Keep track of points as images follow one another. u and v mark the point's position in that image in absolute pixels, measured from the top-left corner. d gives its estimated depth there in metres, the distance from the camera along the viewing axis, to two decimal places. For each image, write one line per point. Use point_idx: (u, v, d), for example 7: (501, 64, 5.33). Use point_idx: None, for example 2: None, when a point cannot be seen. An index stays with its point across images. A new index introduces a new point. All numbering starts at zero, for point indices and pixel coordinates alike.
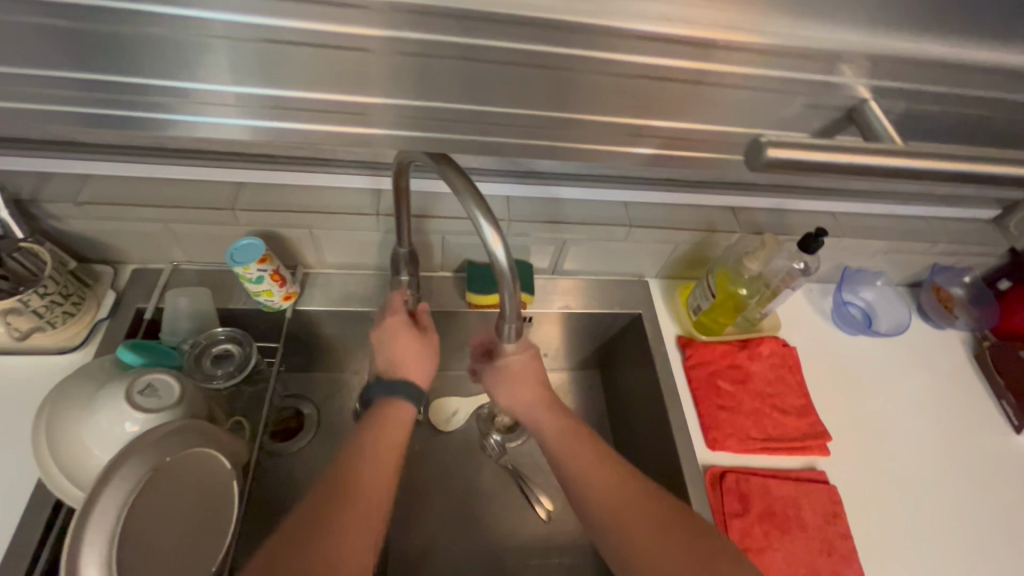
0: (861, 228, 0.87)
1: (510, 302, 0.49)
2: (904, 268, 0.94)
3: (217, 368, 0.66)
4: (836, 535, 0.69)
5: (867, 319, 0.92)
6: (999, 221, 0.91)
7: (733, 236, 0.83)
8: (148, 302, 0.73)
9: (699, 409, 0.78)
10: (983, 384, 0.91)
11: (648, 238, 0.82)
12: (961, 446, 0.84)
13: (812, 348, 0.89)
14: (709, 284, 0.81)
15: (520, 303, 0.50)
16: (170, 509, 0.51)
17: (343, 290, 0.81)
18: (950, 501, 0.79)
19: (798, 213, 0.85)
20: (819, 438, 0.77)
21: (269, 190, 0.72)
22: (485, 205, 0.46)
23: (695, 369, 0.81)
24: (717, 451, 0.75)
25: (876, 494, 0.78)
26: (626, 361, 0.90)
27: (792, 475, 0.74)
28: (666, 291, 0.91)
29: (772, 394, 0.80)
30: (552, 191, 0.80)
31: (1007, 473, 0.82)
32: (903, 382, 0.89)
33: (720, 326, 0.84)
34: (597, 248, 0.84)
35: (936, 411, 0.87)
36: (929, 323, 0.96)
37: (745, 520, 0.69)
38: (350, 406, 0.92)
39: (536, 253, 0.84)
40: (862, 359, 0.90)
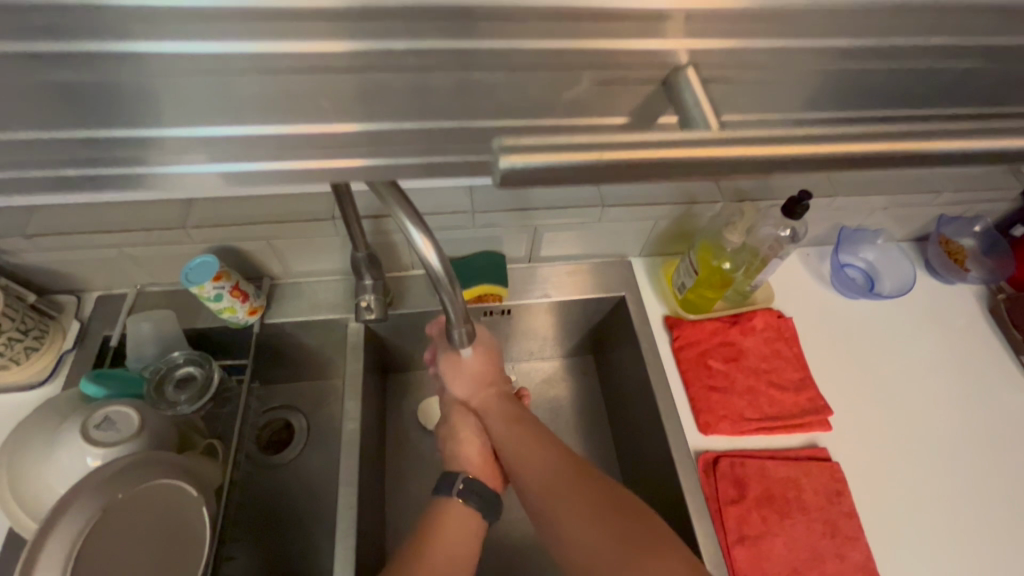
0: (854, 185, 0.81)
1: (453, 306, 0.46)
2: (907, 222, 0.88)
3: (180, 394, 0.65)
4: (840, 515, 0.65)
5: (869, 281, 0.87)
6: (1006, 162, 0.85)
7: (715, 206, 0.78)
8: (113, 329, 0.72)
9: (689, 392, 0.74)
10: (1000, 340, 0.85)
11: (625, 216, 0.78)
12: (976, 407, 0.79)
13: (811, 317, 0.84)
14: (691, 260, 0.76)
15: (466, 306, 0.47)
16: (131, 545, 0.50)
17: (313, 299, 0.79)
18: (966, 469, 0.74)
19: (784, 174, 0.79)
20: (819, 413, 0.73)
21: (220, 204, 0.70)
22: (413, 209, 0.42)
23: (684, 351, 0.77)
24: (710, 435, 0.71)
25: (885, 467, 0.73)
26: (615, 346, 0.86)
27: (791, 454, 0.70)
28: (651, 270, 0.86)
29: (767, 370, 0.76)
30: (518, 177, 0.75)
31: None
32: (910, 344, 0.84)
33: (708, 303, 0.79)
34: (572, 232, 0.80)
35: (948, 373, 0.82)
36: (938, 279, 0.90)
37: (741, 506, 0.65)
38: (338, 414, 0.91)
39: (509, 244, 0.80)
40: (866, 325, 0.85)
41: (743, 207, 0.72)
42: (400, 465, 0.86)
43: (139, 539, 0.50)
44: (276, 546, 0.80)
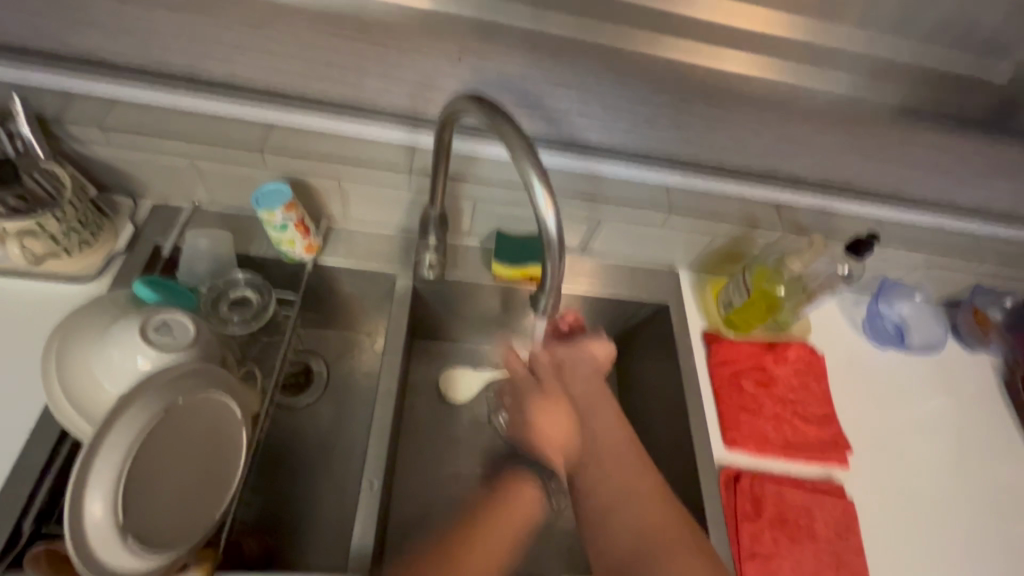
0: (907, 238, 0.83)
1: (551, 273, 0.47)
2: (945, 285, 0.90)
3: (233, 314, 0.65)
4: (847, 549, 0.67)
5: (899, 334, 0.89)
6: None
7: (773, 234, 0.79)
8: (166, 238, 0.71)
9: (719, 408, 0.76)
10: (1012, 413, 0.87)
11: (686, 226, 0.79)
12: (982, 473, 0.82)
13: (839, 357, 0.87)
14: (744, 280, 0.78)
15: (562, 276, 0.48)
16: (180, 452, 0.50)
17: (366, 248, 0.79)
18: (963, 528, 0.77)
19: (843, 216, 0.81)
20: (839, 449, 0.75)
21: (297, 134, 0.69)
22: (540, 168, 0.43)
23: (719, 367, 0.79)
24: (734, 452, 0.73)
25: (888, 511, 0.76)
26: (646, 351, 0.87)
27: (808, 483, 0.72)
28: (696, 284, 0.88)
29: (795, 401, 0.78)
30: (595, 166, 0.75)
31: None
32: (928, 401, 0.86)
33: (750, 326, 0.81)
34: (630, 232, 0.81)
35: (959, 435, 0.85)
36: (961, 345, 0.93)
37: (757, 524, 0.67)
38: (360, 368, 0.90)
39: (567, 231, 0.81)
40: (889, 375, 0.87)
41: (812, 239, 0.73)
42: (414, 428, 0.87)
43: (201, 433, 0.52)
44: (282, 487, 0.79)
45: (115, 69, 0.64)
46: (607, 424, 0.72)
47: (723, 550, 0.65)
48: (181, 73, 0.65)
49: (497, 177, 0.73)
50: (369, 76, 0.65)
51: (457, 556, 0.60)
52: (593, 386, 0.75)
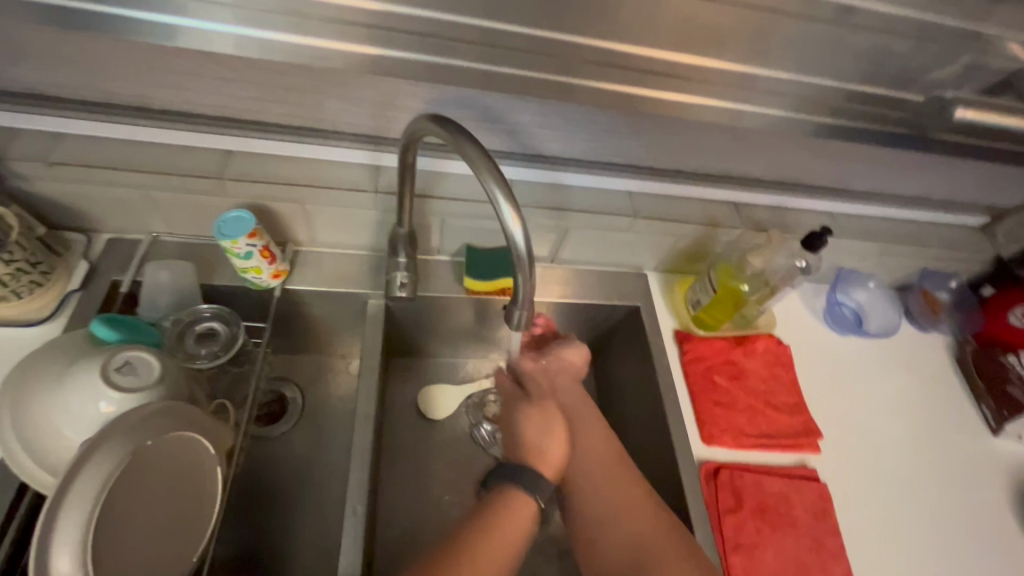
0: (858, 229, 0.87)
1: (523, 286, 0.48)
2: (896, 271, 0.95)
3: (200, 348, 0.63)
4: (825, 532, 0.70)
5: (857, 319, 0.93)
6: (985, 229, 0.93)
7: (734, 231, 0.82)
8: (124, 274, 0.68)
9: (695, 404, 0.78)
10: (965, 388, 0.92)
11: (651, 229, 0.81)
12: (943, 446, 0.86)
13: (804, 347, 0.90)
14: (710, 279, 0.80)
15: (534, 289, 0.49)
16: (150, 498, 0.48)
17: (335, 270, 0.78)
18: (930, 501, 0.81)
19: (798, 212, 0.85)
20: (810, 436, 0.78)
21: (257, 159, 0.68)
22: (504, 184, 0.44)
23: (692, 364, 0.81)
24: (712, 447, 0.75)
25: (860, 490, 0.79)
26: (622, 354, 0.89)
27: (784, 471, 0.74)
28: (664, 284, 0.90)
29: (766, 392, 0.80)
30: (558, 177, 0.77)
31: (985, 475, 0.84)
32: (889, 382, 0.91)
33: (719, 323, 0.83)
34: (598, 238, 0.82)
35: (919, 413, 0.89)
36: (915, 327, 0.98)
37: (739, 516, 0.69)
38: (337, 392, 0.88)
39: (536, 240, 0.82)
40: (852, 361, 0.91)
41: (768, 235, 0.78)
42: (396, 449, 0.86)
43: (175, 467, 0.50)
44: (261, 520, 0.77)
45: (58, 102, 0.62)
46: (594, 432, 0.73)
47: (708, 544, 0.66)
48: (130, 104, 0.63)
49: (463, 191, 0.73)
50: (327, 99, 0.64)
51: (463, 552, 0.57)
52: (576, 393, 0.77)
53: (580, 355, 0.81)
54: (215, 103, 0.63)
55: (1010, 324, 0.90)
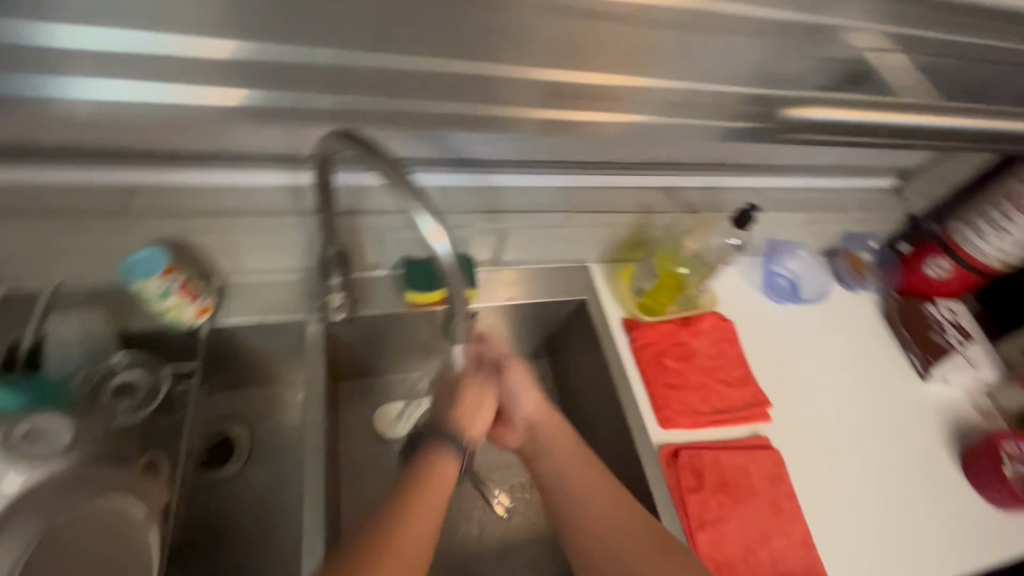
0: (782, 202, 0.91)
1: (458, 298, 0.48)
2: (823, 237, 1.00)
3: (116, 403, 0.61)
4: (783, 497, 0.72)
5: (793, 288, 0.97)
6: (894, 190, 1.00)
7: (669, 216, 0.84)
8: (23, 330, 0.61)
9: (649, 389, 0.79)
10: (894, 341, 0.97)
11: (588, 222, 0.81)
12: (882, 398, 0.91)
13: (747, 319, 0.93)
14: (650, 265, 0.82)
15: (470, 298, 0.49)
16: None
17: (267, 299, 0.74)
18: (873, 450, 0.85)
19: (727, 191, 0.87)
20: (761, 406, 0.80)
21: (164, 191, 0.63)
22: (422, 197, 0.42)
23: (643, 350, 0.82)
24: (669, 430, 0.76)
25: (810, 450, 0.83)
26: (575, 347, 0.89)
27: (740, 443, 0.76)
28: (609, 273, 0.90)
29: (716, 368, 0.82)
30: (489, 180, 0.76)
31: (921, 420, 0.89)
32: (828, 344, 0.95)
33: (663, 306, 0.85)
34: (537, 236, 0.82)
35: (856, 369, 0.94)
36: (845, 288, 1.02)
37: (701, 494, 0.70)
38: (288, 422, 0.83)
39: (476, 245, 0.80)
40: (791, 327, 0.95)
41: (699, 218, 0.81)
42: (356, 476, 0.83)
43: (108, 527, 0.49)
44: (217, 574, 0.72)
45: None
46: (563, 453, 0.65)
47: (675, 527, 0.67)
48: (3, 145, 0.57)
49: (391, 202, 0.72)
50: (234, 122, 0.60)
51: (388, 550, 0.49)
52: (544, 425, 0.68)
53: (533, 390, 0.69)
54: (105, 135, 0.58)
55: (927, 277, 0.97)
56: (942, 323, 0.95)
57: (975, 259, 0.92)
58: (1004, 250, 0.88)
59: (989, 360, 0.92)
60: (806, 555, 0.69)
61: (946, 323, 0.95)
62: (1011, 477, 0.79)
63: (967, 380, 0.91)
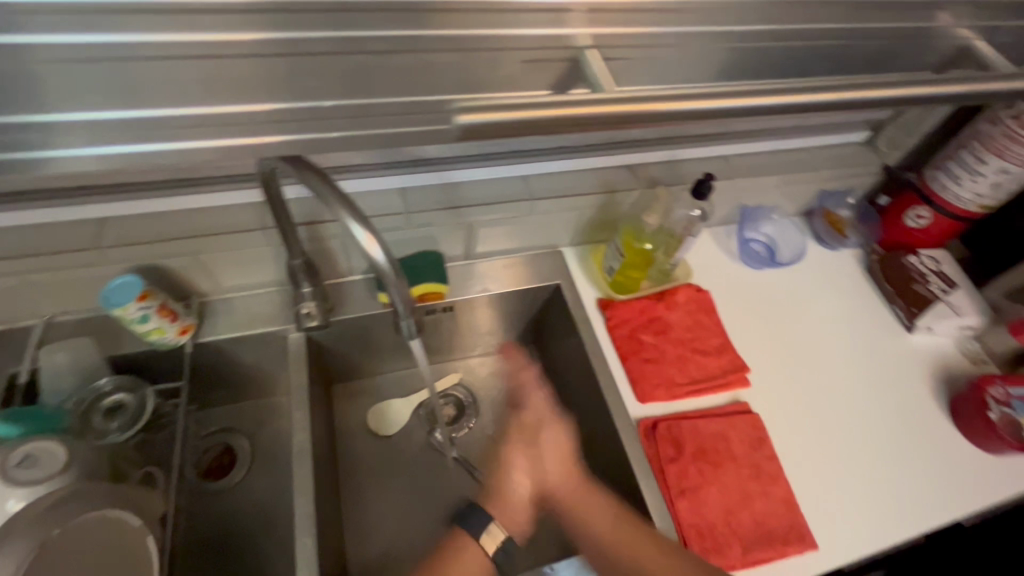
0: (751, 167, 0.90)
1: (398, 294, 0.53)
2: (797, 199, 0.99)
3: (110, 423, 0.65)
4: (763, 458, 0.74)
5: (770, 253, 0.96)
6: (869, 142, 0.98)
7: (633, 194, 0.84)
8: (20, 364, 0.66)
9: (626, 366, 0.80)
10: (879, 295, 0.97)
11: (550, 209, 0.82)
12: (874, 351, 0.89)
13: (726, 287, 0.92)
14: (617, 245, 0.81)
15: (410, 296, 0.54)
16: None
17: (247, 313, 0.77)
18: (855, 419, 0.81)
19: (691, 162, 0.87)
20: (739, 372, 0.81)
21: (138, 221, 0.67)
22: (354, 208, 0.46)
23: (617, 329, 0.83)
24: (647, 403, 0.77)
25: (786, 429, 0.78)
26: (558, 331, 0.90)
27: (716, 411, 0.77)
28: (580, 256, 0.92)
29: (692, 338, 0.83)
30: (447, 176, 0.77)
31: (912, 369, 0.88)
32: (814, 302, 0.93)
33: (634, 283, 0.86)
34: (502, 228, 0.84)
35: (850, 325, 0.92)
36: (824, 247, 1.01)
37: (680, 463, 0.72)
38: (285, 430, 0.82)
39: (447, 240, 0.82)
40: (775, 290, 0.94)
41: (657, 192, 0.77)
42: (355, 474, 0.86)
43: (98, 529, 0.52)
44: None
45: None
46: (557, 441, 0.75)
47: (655, 495, 0.69)
48: None
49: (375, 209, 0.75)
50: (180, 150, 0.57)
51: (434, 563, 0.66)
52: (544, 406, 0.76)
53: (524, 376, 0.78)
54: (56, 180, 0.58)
55: (909, 227, 0.96)
56: (925, 272, 0.93)
57: (954, 206, 0.90)
58: (982, 194, 0.87)
59: (975, 305, 0.91)
60: (787, 514, 0.70)
61: (929, 273, 0.93)
62: (998, 420, 0.79)
63: (953, 327, 0.90)
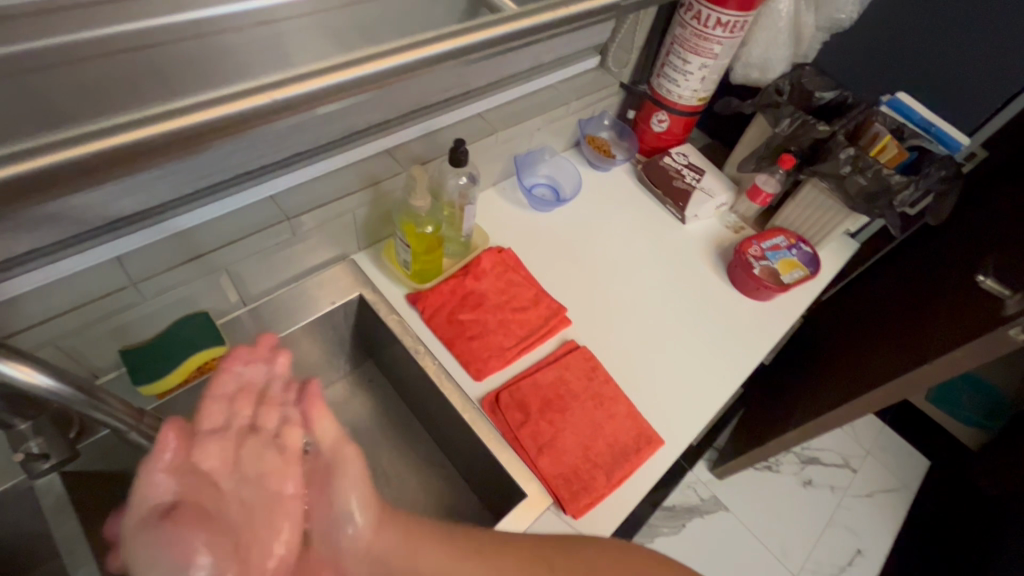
0: (507, 116, 0.90)
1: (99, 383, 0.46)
2: (563, 134, 1.03)
3: None
4: (599, 384, 0.78)
5: (553, 193, 1.01)
6: (602, 65, 1.04)
7: (400, 178, 0.79)
8: None
9: (454, 352, 0.78)
10: (654, 199, 1.06)
11: (316, 221, 0.73)
12: (663, 248, 0.99)
13: (524, 238, 0.94)
14: (400, 238, 0.77)
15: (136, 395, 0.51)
16: None
17: None
18: (663, 316, 0.90)
19: (449, 128, 0.83)
20: (558, 314, 0.84)
21: None
22: None
23: (434, 319, 0.80)
24: (484, 379, 0.77)
25: (612, 350, 0.84)
26: (381, 340, 0.84)
27: (549, 359, 0.80)
28: (375, 256, 0.86)
29: (507, 300, 0.84)
30: (170, 224, 0.62)
31: (694, 253, 1.00)
32: (605, 224, 1.00)
33: (434, 267, 0.83)
34: (269, 257, 0.73)
35: (639, 234, 1.00)
36: (598, 171, 1.08)
37: (530, 424, 0.73)
38: None
39: (208, 293, 0.70)
40: (569, 224, 0.98)
41: (411, 173, 0.72)
42: None
43: None
44: None
45: None
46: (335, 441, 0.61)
47: (517, 465, 0.70)
48: None
49: (86, 292, 0.58)
50: None
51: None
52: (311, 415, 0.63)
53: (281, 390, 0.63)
54: None
55: (656, 132, 1.07)
56: (679, 169, 1.05)
57: (682, 104, 1.01)
58: (696, 88, 0.99)
59: (722, 183, 1.05)
60: (633, 425, 0.76)
61: (683, 168, 1.05)
62: (760, 274, 0.93)
63: (712, 208, 1.03)
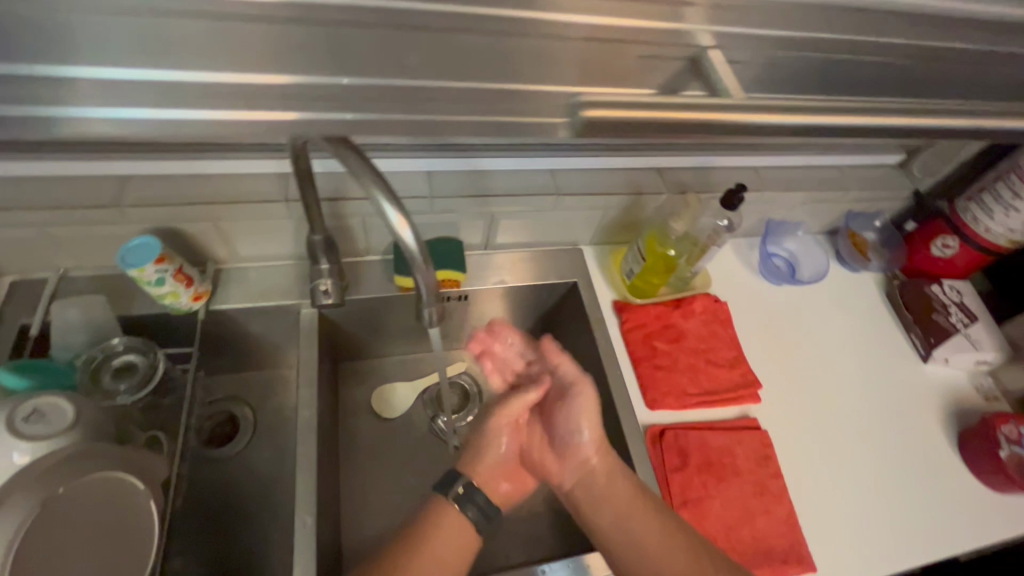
0: (784, 180, 0.88)
1: (423, 280, 0.54)
2: (824, 217, 0.97)
3: (118, 383, 0.64)
4: (768, 476, 0.73)
5: (791, 269, 0.96)
6: (903, 166, 0.97)
7: (660, 197, 0.82)
8: (33, 316, 0.67)
9: (638, 372, 0.80)
10: (896, 322, 0.95)
11: (580, 204, 0.80)
12: (889, 377, 0.88)
13: (743, 299, 0.91)
14: (640, 248, 0.82)
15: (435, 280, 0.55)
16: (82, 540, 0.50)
17: (262, 285, 0.75)
18: (862, 442, 0.81)
19: (722, 169, 0.85)
20: (751, 387, 0.80)
21: (162, 182, 0.66)
22: (390, 191, 0.45)
23: (631, 333, 0.83)
24: (655, 410, 0.77)
25: (795, 449, 0.78)
26: (569, 327, 0.89)
27: (726, 424, 0.77)
28: (602, 257, 0.91)
29: (705, 349, 0.82)
30: (475, 163, 0.76)
31: (925, 396, 0.87)
32: (831, 320, 0.93)
33: (654, 288, 0.85)
34: (528, 220, 0.81)
35: (866, 349, 0.91)
36: (846, 268, 1.00)
37: (684, 473, 0.71)
38: (290, 402, 0.81)
39: (465, 229, 0.81)
40: (792, 306, 0.93)
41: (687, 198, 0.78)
42: (353, 455, 0.84)
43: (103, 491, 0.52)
44: (215, 547, 0.70)
45: None
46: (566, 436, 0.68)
47: None
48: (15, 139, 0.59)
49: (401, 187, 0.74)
50: None
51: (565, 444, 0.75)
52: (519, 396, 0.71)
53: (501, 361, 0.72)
54: None
55: (932, 256, 0.94)
56: (946, 303, 0.91)
57: (984, 237, 0.88)
58: (1013, 228, 0.85)
59: (994, 339, 0.89)
60: (789, 534, 0.69)
61: (951, 304, 0.91)
62: (1008, 459, 0.77)
63: (970, 361, 0.88)
